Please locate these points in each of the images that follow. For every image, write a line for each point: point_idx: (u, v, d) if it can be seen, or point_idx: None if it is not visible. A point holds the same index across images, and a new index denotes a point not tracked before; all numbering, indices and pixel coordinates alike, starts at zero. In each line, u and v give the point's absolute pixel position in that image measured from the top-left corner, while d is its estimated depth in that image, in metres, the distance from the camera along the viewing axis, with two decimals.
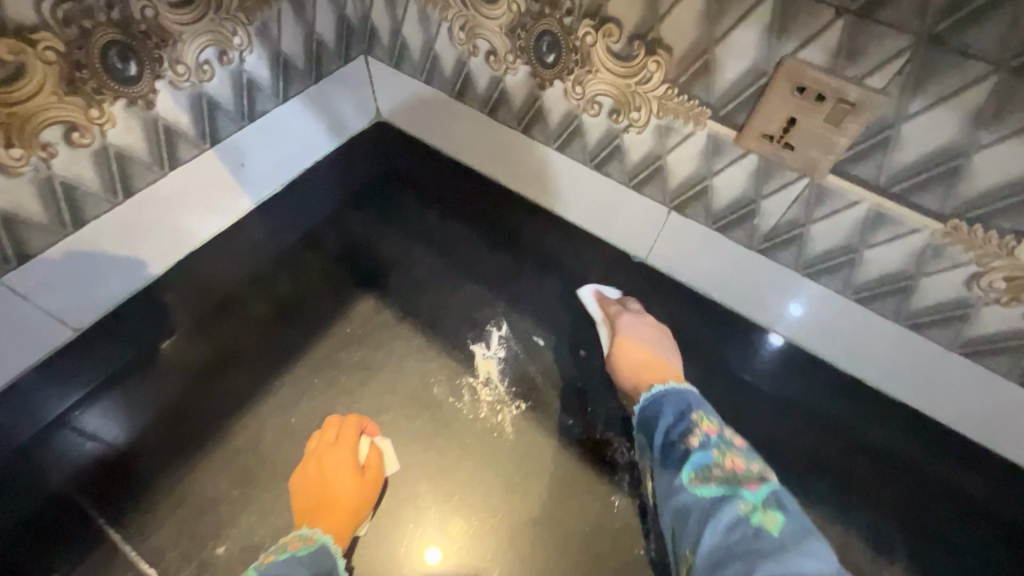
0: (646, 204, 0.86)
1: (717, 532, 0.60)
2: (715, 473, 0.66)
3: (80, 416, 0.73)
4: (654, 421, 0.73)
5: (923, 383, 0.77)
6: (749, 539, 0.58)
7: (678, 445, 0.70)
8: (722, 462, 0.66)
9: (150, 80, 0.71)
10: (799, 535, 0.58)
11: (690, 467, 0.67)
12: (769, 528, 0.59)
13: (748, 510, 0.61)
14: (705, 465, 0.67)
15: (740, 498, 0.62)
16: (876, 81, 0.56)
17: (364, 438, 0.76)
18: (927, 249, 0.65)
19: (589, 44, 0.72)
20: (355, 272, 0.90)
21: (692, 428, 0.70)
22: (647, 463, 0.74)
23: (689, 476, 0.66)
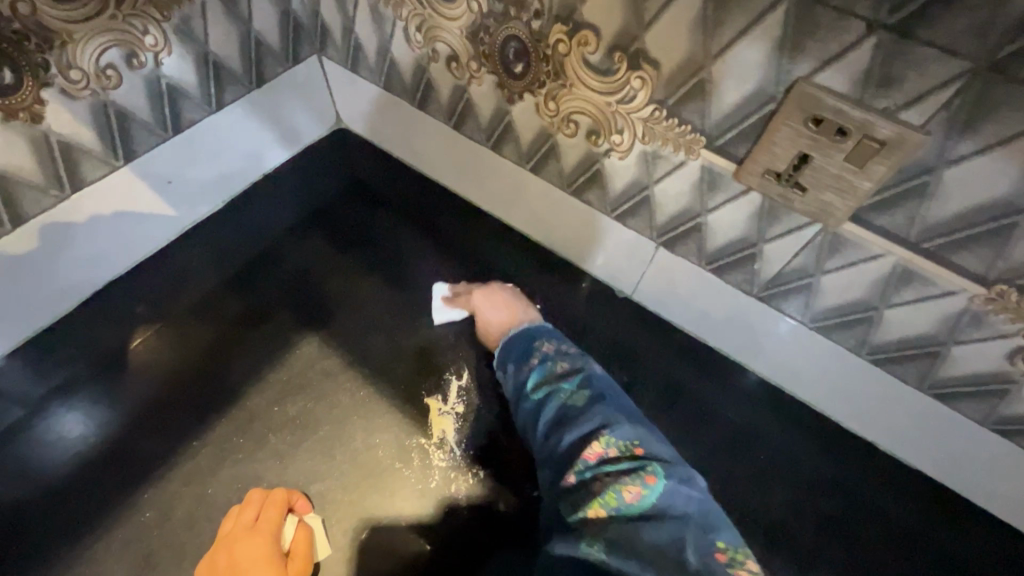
0: (630, 237, 0.74)
1: (544, 436, 0.59)
2: (544, 381, 0.62)
3: (31, 438, 0.68)
4: (504, 355, 0.68)
5: (946, 454, 0.67)
6: (562, 427, 0.57)
7: (516, 367, 0.65)
8: (551, 371, 0.62)
9: (33, 89, 0.60)
10: (606, 409, 0.57)
11: (523, 384, 0.63)
12: (580, 414, 0.57)
13: (565, 404, 0.59)
14: (536, 374, 0.63)
15: (560, 395, 0.60)
16: (914, 116, 0.44)
17: (291, 516, 0.65)
18: (963, 314, 0.53)
19: (561, 54, 0.60)
20: (298, 306, 0.79)
21: (528, 348, 0.66)
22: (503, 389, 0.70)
23: (523, 392, 0.63)
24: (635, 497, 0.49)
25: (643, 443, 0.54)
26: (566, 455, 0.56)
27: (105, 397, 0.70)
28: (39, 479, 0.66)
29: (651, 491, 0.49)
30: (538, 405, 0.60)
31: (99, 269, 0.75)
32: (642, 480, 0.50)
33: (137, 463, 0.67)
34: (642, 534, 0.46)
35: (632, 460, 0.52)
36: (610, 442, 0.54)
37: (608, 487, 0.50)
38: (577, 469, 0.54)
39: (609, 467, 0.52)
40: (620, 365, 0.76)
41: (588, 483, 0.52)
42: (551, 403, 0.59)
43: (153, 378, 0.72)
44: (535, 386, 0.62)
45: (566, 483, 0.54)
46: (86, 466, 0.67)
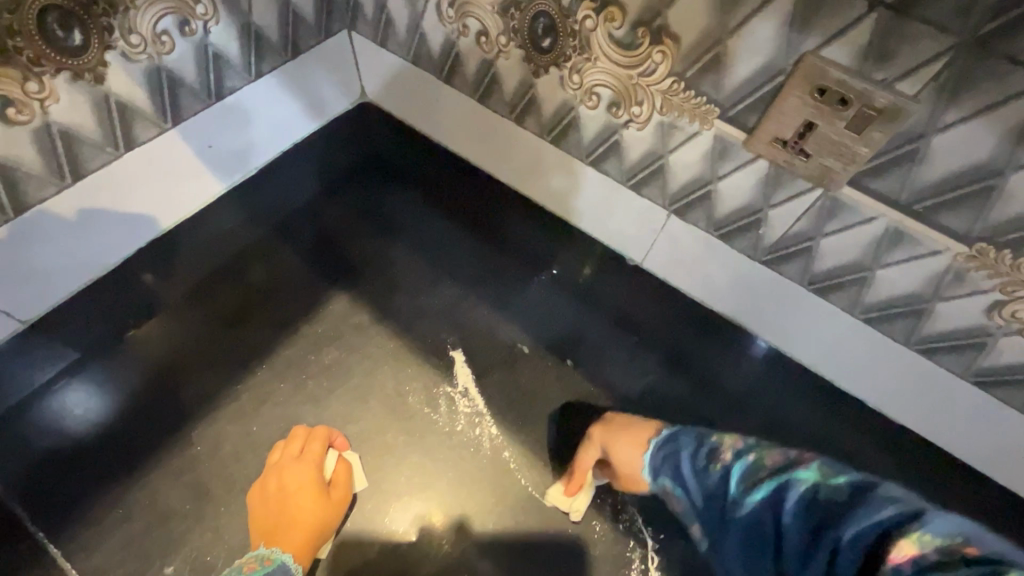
0: (644, 206, 0.80)
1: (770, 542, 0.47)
2: (754, 474, 0.52)
3: (45, 405, 0.70)
4: (671, 460, 0.61)
5: (931, 410, 0.72)
6: (805, 521, 0.45)
7: (713, 466, 0.56)
8: (743, 458, 0.58)
9: (98, 51, 0.65)
10: (886, 499, 0.43)
11: (726, 488, 0.53)
12: (846, 508, 0.44)
13: (791, 486, 0.53)
14: (741, 468, 0.53)
15: (800, 488, 0.48)
16: (908, 86, 0.49)
17: (331, 451, 0.72)
18: (947, 272, 0.59)
19: (588, 29, 0.65)
20: (330, 266, 0.84)
21: (708, 447, 0.59)
22: (671, 501, 0.63)
23: (729, 496, 0.52)
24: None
25: None
26: (841, 558, 0.41)
27: (153, 343, 0.75)
28: (76, 429, 0.70)
29: None
30: (761, 506, 0.49)
31: (138, 230, 0.78)
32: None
33: (185, 404, 0.73)
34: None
35: (962, 555, 0.42)
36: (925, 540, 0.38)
37: None
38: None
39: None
40: (632, 326, 0.82)
41: None
42: (791, 500, 0.47)
43: (195, 328, 0.77)
44: (748, 487, 0.51)
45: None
46: (128, 413, 0.71)
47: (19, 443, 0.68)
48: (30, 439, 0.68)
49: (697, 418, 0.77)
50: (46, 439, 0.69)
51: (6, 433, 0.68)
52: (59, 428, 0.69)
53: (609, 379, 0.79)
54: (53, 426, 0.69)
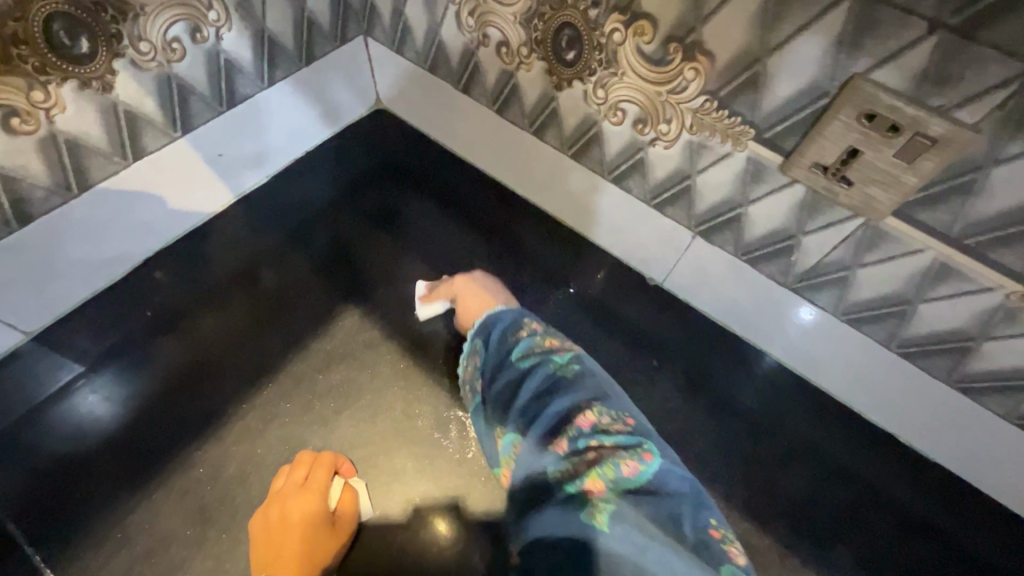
0: (668, 225, 0.76)
1: (522, 409, 0.56)
2: (531, 350, 0.61)
3: (55, 408, 0.70)
4: (487, 326, 0.67)
5: (969, 450, 0.68)
6: (550, 396, 0.56)
7: (507, 338, 0.63)
8: (539, 344, 0.62)
9: (106, 59, 0.62)
10: (596, 380, 0.59)
11: (509, 353, 0.61)
12: (571, 381, 0.57)
13: (554, 372, 0.58)
14: (523, 347, 0.61)
15: (551, 363, 0.59)
16: (968, 115, 0.45)
17: (337, 477, 0.69)
18: (998, 310, 0.55)
19: (615, 42, 0.62)
20: (340, 281, 0.82)
21: (513, 322, 0.66)
22: (467, 367, 0.67)
23: (508, 360, 0.61)
24: (633, 472, 0.49)
25: (629, 417, 0.55)
26: (547, 422, 0.54)
27: (157, 356, 0.74)
28: (80, 442, 0.68)
29: (648, 469, 0.50)
30: (522, 372, 0.58)
31: (148, 237, 0.78)
32: (641, 456, 0.51)
33: (190, 421, 0.71)
34: (636, 506, 0.47)
35: (629, 437, 0.53)
36: (605, 414, 0.54)
37: (606, 459, 0.50)
38: (570, 437, 0.53)
39: (608, 439, 0.52)
40: (652, 350, 0.79)
41: (582, 452, 0.51)
42: (543, 369, 0.58)
43: (201, 342, 0.75)
44: (524, 355, 0.60)
45: (555, 451, 0.52)
46: (129, 428, 0.69)
47: (22, 453, 0.67)
48: (34, 448, 0.67)
49: (721, 450, 0.73)
50: (52, 447, 0.67)
51: (13, 447, 0.67)
52: (65, 437, 0.68)
53: None
54: (55, 440, 0.68)
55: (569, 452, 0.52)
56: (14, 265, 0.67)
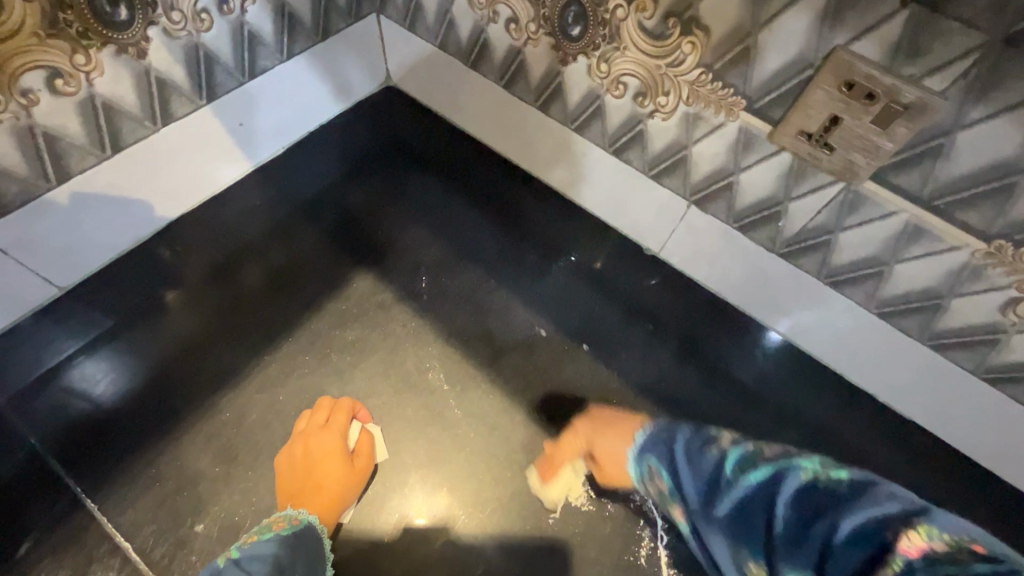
0: (665, 196, 0.81)
1: (784, 537, 0.45)
2: (755, 462, 0.54)
3: (89, 359, 0.74)
4: (662, 442, 0.64)
5: (940, 404, 0.74)
6: (819, 513, 0.45)
7: (708, 450, 0.59)
8: (763, 458, 0.55)
9: (142, 26, 0.66)
10: (880, 494, 0.47)
11: (721, 468, 0.55)
12: (844, 497, 0.46)
13: (814, 485, 0.49)
14: (738, 458, 0.56)
15: (800, 477, 0.50)
16: (935, 83, 0.50)
17: (355, 422, 0.74)
18: (964, 268, 0.60)
19: (618, 18, 0.67)
20: (355, 246, 0.87)
21: (701, 441, 0.62)
22: (658, 489, 0.62)
23: (722, 472, 0.54)
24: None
25: (972, 542, 0.40)
26: (838, 539, 0.42)
27: (182, 312, 0.78)
28: (112, 388, 0.73)
29: None
30: (762, 488, 0.50)
31: (174, 202, 0.82)
32: None
33: (214, 372, 0.75)
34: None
35: (991, 564, 0.37)
36: (936, 538, 0.40)
37: None
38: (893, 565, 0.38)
39: (959, 568, 0.37)
40: (648, 313, 0.84)
41: None
42: (790, 485, 0.49)
43: (223, 301, 0.80)
44: (746, 467, 0.54)
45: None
46: (159, 377, 0.74)
47: (60, 396, 0.72)
48: (71, 394, 0.72)
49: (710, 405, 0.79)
50: (87, 391, 0.72)
51: (51, 393, 0.72)
52: (99, 382, 0.73)
53: (625, 365, 0.81)
54: (90, 387, 0.72)
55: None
56: (50, 220, 0.72)
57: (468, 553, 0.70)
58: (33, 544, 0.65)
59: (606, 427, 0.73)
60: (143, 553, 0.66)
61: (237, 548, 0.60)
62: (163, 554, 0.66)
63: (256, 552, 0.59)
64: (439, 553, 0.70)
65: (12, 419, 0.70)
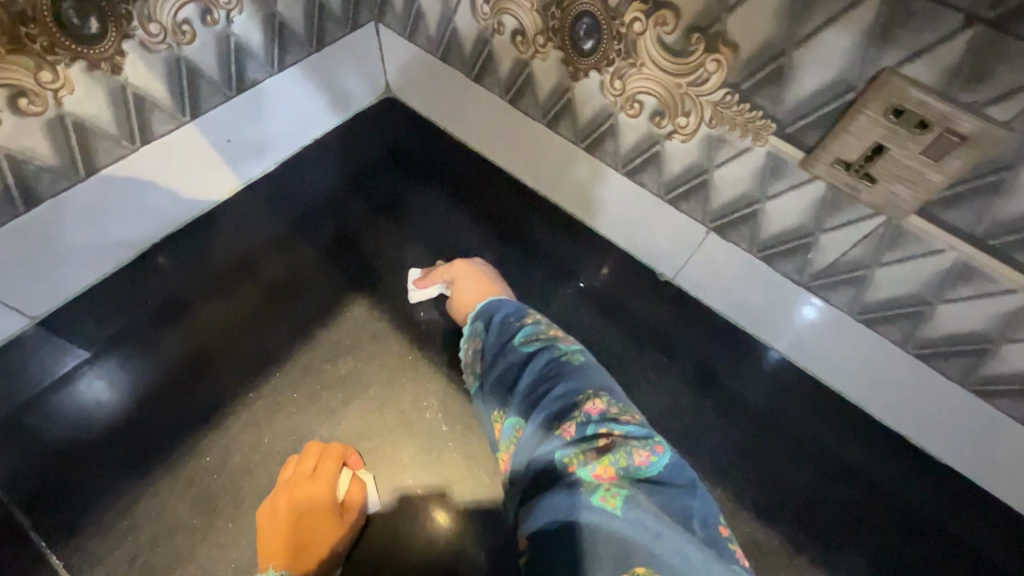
0: (681, 221, 0.75)
1: (524, 397, 0.56)
2: (535, 335, 0.61)
3: (61, 397, 0.69)
4: (489, 309, 0.67)
5: (983, 452, 0.67)
6: (553, 382, 0.55)
7: (516, 322, 0.63)
8: (543, 331, 0.62)
9: (116, 40, 0.61)
10: (598, 369, 0.59)
11: (510, 339, 0.62)
12: (576, 368, 0.57)
13: (559, 357, 0.58)
14: (528, 331, 0.62)
15: (559, 347, 0.59)
16: (1000, 111, 0.44)
17: (345, 469, 0.69)
18: (1019, 312, 0.54)
19: (635, 32, 0.61)
20: (348, 269, 0.81)
21: (513, 310, 0.66)
22: (467, 351, 0.67)
23: (510, 344, 0.61)
24: (644, 463, 0.48)
25: (633, 409, 0.55)
26: (554, 404, 0.54)
27: (163, 340, 0.73)
28: (83, 427, 0.68)
29: (658, 461, 0.49)
30: (525, 355, 0.59)
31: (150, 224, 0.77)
32: (652, 447, 0.50)
33: (194, 409, 0.70)
34: (645, 495, 0.46)
35: (637, 427, 0.52)
36: (612, 402, 0.54)
37: (617, 446, 0.49)
38: (578, 422, 0.51)
39: (617, 425, 0.51)
40: (661, 345, 0.78)
41: (591, 438, 0.50)
42: (547, 353, 0.59)
43: (206, 330, 0.74)
44: (526, 341, 0.61)
45: (563, 437, 0.51)
46: (136, 415, 0.69)
47: (29, 439, 0.66)
48: (39, 432, 0.67)
49: (729, 447, 0.73)
50: (60, 433, 0.67)
51: (19, 431, 0.66)
52: (72, 424, 0.68)
53: (637, 402, 0.75)
54: (60, 425, 0.67)
55: (575, 438, 0.50)
56: (19, 247, 0.66)
57: None
58: None
59: (477, 277, 0.76)
60: None
61: None
62: None
63: None
64: None
65: None
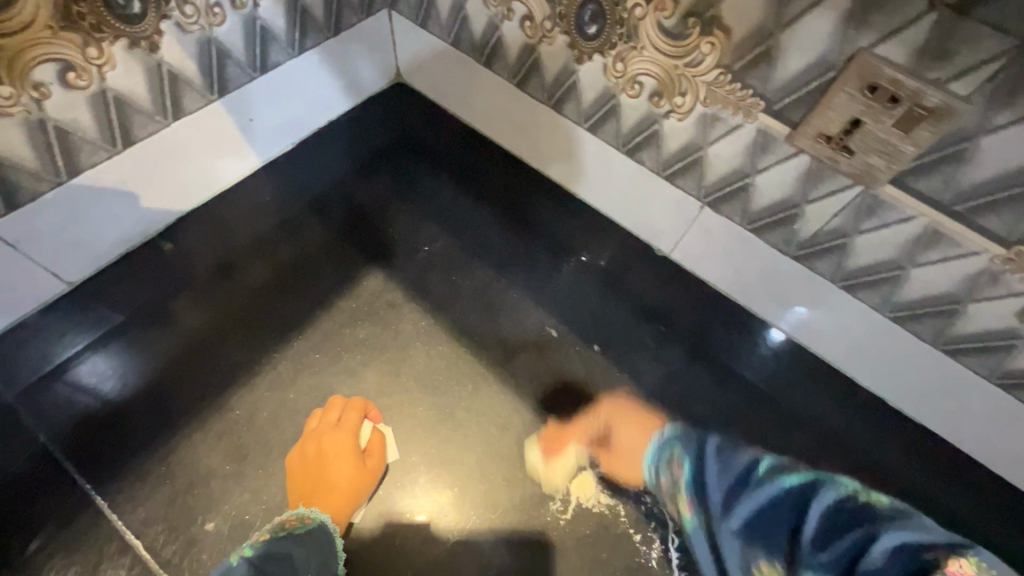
0: (677, 197, 0.80)
1: (824, 535, 0.47)
2: (785, 469, 0.55)
3: (98, 355, 0.74)
4: (690, 440, 0.63)
5: (956, 409, 0.73)
6: (849, 528, 0.47)
7: (735, 450, 0.59)
8: (790, 465, 0.56)
9: (155, 20, 0.66)
10: (924, 529, 0.47)
11: (754, 468, 0.55)
12: (890, 521, 0.47)
13: (847, 499, 0.50)
14: (770, 463, 0.55)
15: (840, 487, 0.51)
16: (961, 87, 0.50)
17: (366, 422, 0.74)
18: (982, 274, 0.60)
19: (637, 17, 0.66)
20: (366, 244, 0.86)
21: (726, 443, 0.61)
22: (672, 493, 0.61)
23: (757, 474, 0.54)
24: None
25: None
26: (871, 558, 0.44)
27: (194, 306, 0.78)
28: (120, 385, 0.72)
29: None
30: (790, 485, 0.52)
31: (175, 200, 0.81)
32: None
33: (224, 369, 0.75)
34: None
35: None
36: (982, 565, 0.42)
37: None
38: None
39: None
40: (659, 314, 0.83)
41: None
42: (836, 496, 0.50)
43: (232, 298, 0.79)
44: (777, 473, 0.54)
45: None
46: (169, 374, 0.74)
47: (70, 391, 0.71)
48: (79, 388, 0.71)
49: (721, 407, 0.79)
50: (99, 387, 0.72)
51: (61, 386, 0.71)
52: (109, 378, 0.73)
53: (637, 366, 0.81)
54: (99, 383, 0.72)
55: None
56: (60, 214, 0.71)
57: (478, 553, 0.70)
58: (44, 540, 0.64)
59: (624, 413, 0.75)
60: (153, 551, 0.65)
61: (250, 545, 0.60)
62: (173, 552, 0.66)
63: (270, 552, 0.59)
64: (448, 553, 0.70)
65: (24, 413, 0.70)
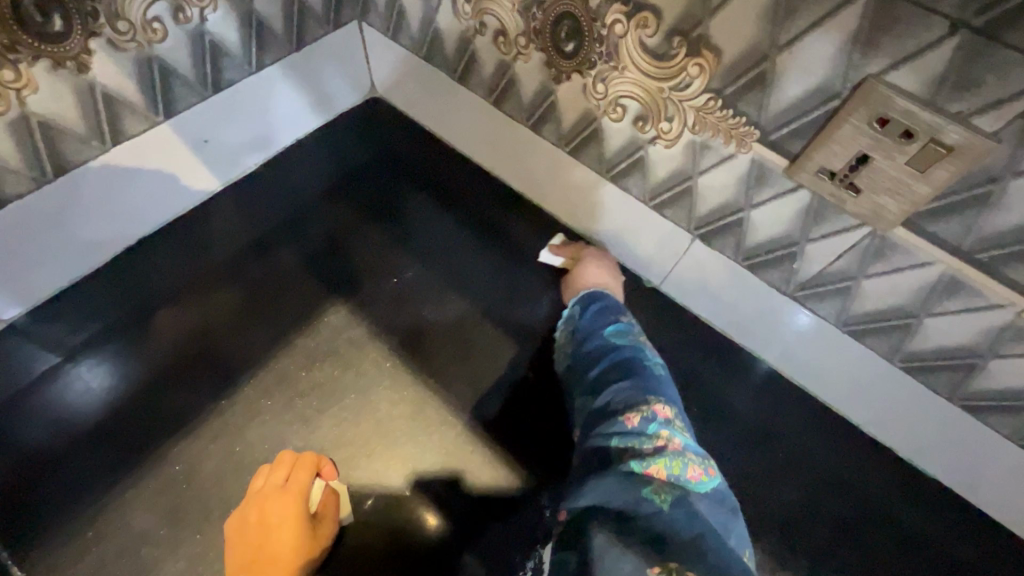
0: (666, 227, 0.73)
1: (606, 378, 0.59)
2: (628, 334, 0.65)
3: (60, 377, 0.69)
4: (590, 296, 0.69)
5: (976, 471, 0.65)
6: (628, 377, 0.58)
7: (610, 312, 0.67)
8: (634, 333, 0.65)
9: (82, 38, 0.60)
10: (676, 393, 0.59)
11: (603, 327, 0.65)
12: (660, 382, 0.59)
13: (643, 360, 0.61)
14: (619, 327, 0.65)
15: (646, 354, 0.62)
16: (987, 122, 0.43)
17: (318, 479, 0.67)
18: (1007, 329, 0.53)
19: (617, 35, 0.59)
20: (329, 274, 0.79)
21: (617, 306, 0.68)
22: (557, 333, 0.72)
23: (602, 332, 0.65)
24: (693, 476, 0.49)
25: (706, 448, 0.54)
26: (623, 395, 0.57)
27: (137, 344, 0.71)
28: (82, 411, 0.67)
29: (706, 481, 0.50)
30: (614, 347, 0.62)
31: (124, 227, 0.74)
32: (705, 468, 0.51)
33: (166, 417, 0.68)
34: (696, 503, 0.47)
35: (697, 455, 0.52)
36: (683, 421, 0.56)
37: (674, 455, 0.50)
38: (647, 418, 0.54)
39: (678, 438, 0.53)
40: None
41: (651, 436, 0.52)
42: (638, 356, 0.61)
43: (182, 336, 0.73)
44: (616, 335, 0.64)
45: (627, 427, 0.53)
46: (106, 421, 0.67)
47: (24, 418, 0.66)
48: (46, 407, 0.67)
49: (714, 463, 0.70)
50: (41, 427, 0.66)
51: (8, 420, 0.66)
52: (71, 402, 0.68)
53: None
54: (65, 404, 0.67)
55: (639, 433, 0.53)
56: None
57: None
58: None
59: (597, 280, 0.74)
60: None
61: None
62: None
63: None
64: None
65: None
